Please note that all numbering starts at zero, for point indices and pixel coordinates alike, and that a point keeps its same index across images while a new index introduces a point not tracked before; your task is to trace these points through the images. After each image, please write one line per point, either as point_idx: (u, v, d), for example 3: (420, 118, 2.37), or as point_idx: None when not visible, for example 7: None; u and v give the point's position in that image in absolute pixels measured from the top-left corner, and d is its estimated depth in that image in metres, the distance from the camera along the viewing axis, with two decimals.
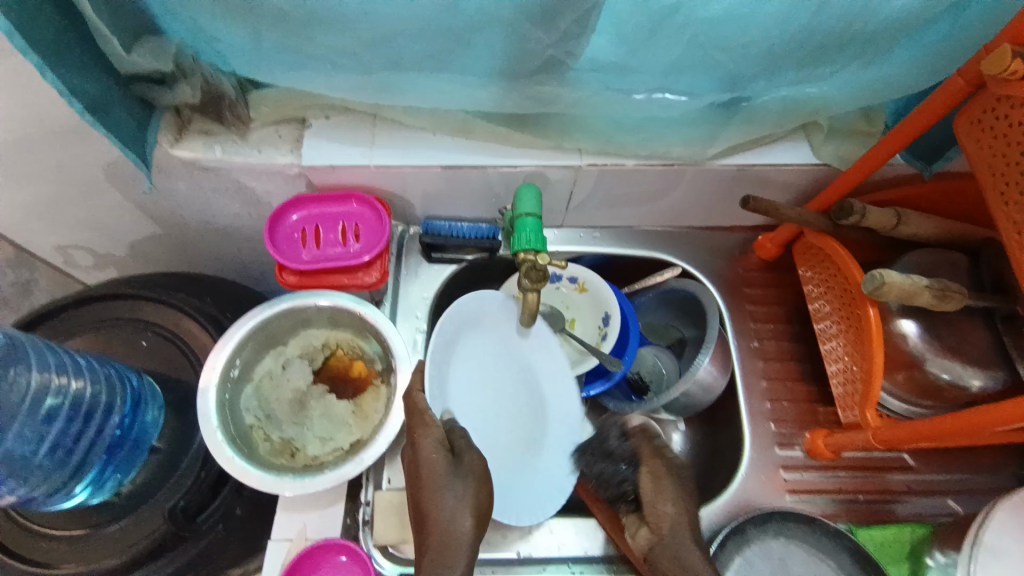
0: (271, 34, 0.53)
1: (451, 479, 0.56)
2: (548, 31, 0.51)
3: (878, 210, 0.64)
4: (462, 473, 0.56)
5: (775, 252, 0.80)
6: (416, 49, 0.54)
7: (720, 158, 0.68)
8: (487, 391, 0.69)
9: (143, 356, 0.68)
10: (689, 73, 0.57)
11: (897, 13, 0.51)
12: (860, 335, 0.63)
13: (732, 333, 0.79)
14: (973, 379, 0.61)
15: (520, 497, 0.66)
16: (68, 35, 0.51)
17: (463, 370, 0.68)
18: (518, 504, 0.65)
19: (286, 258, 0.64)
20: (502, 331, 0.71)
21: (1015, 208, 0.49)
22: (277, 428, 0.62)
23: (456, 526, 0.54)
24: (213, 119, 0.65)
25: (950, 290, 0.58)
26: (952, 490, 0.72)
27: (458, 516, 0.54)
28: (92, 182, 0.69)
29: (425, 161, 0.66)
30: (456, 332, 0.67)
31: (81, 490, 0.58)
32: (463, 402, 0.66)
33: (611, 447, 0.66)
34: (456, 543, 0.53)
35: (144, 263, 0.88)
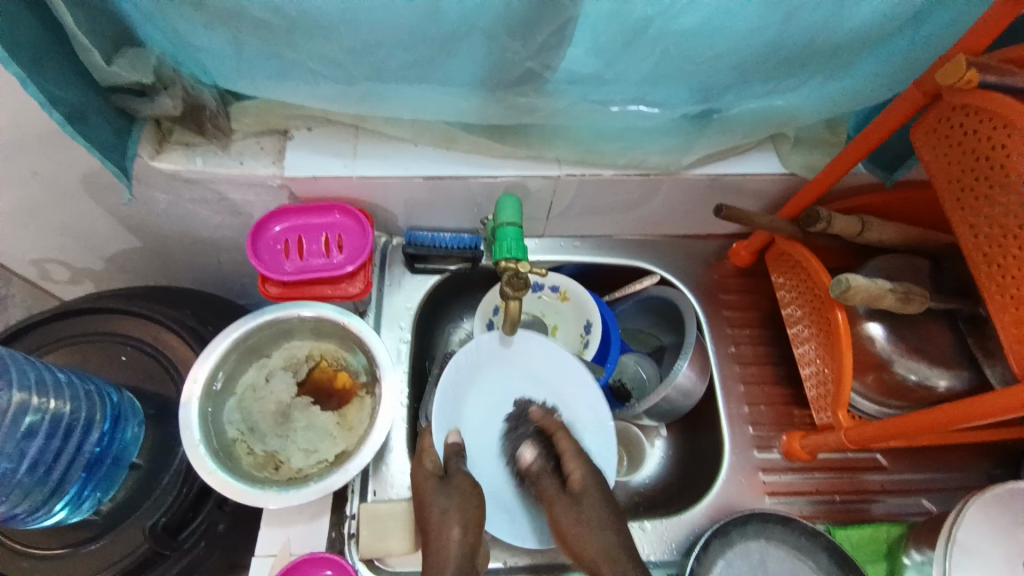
0: (253, 43, 0.54)
1: (441, 499, 0.57)
2: (526, 43, 0.53)
3: (844, 217, 0.67)
4: (451, 492, 0.58)
5: (749, 260, 0.84)
6: (398, 59, 0.55)
7: (694, 168, 0.70)
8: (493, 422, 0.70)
9: (121, 370, 0.66)
10: (663, 85, 0.59)
11: (855, 30, 0.54)
12: (831, 338, 0.65)
13: (710, 338, 0.81)
14: (939, 380, 0.64)
15: (522, 522, 0.66)
16: (46, 44, 0.50)
17: (472, 403, 0.70)
18: (517, 529, 0.65)
19: (269, 269, 0.64)
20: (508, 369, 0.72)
21: (971, 212, 0.52)
22: (260, 440, 0.61)
23: (444, 540, 0.54)
24: (194, 131, 0.65)
25: (912, 293, 0.61)
26: (923, 488, 0.75)
27: (445, 532, 0.55)
28: (69, 192, 0.68)
29: (407, 171, 0.67)
30: (465, 376, 0.71)
31: (60, 508, 0.57)
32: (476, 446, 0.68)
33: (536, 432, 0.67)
34: (445, 556, 0.53)
35: (121, 276, 0.87)
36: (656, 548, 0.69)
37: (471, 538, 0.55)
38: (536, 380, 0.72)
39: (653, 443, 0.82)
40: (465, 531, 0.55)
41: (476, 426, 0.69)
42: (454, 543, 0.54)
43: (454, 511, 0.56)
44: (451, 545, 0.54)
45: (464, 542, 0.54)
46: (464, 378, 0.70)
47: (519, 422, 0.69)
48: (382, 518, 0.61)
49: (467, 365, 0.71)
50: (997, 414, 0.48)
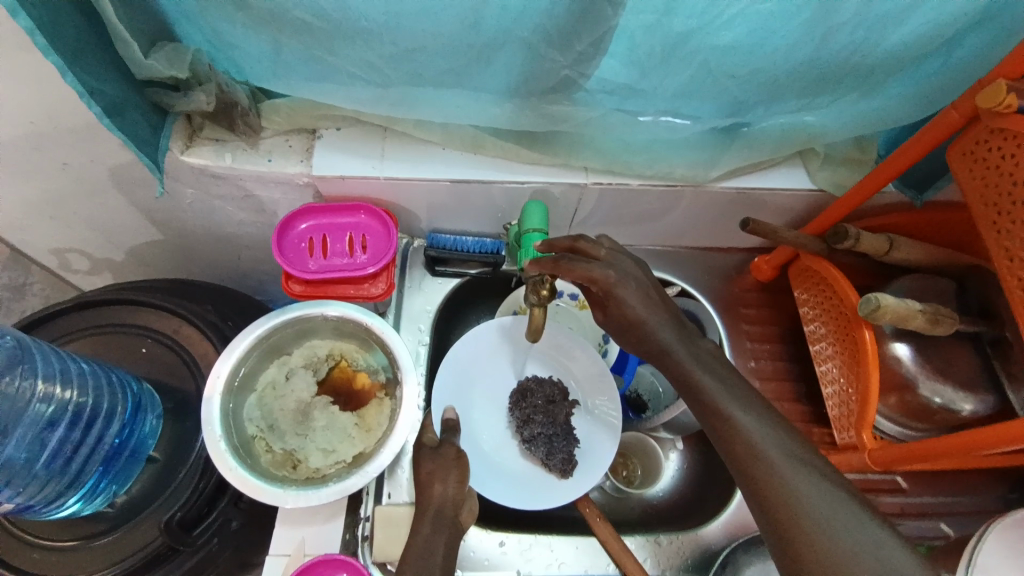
0: (293, 44, 0.54)
1: (428, 465, 0.58)
2: (565, 53, 0.53)
3: (871, 235, 0.66)
4: (437, 456, 0.58)
5: (771, 275, 0.82)
6: (436, 64, 0.55)
7: (721, 181, 0.70)
8: (490, 402, 0.74)
9: (142, 362, 0.66)
10: (697, 99, 0.59)
11: (895, 49, 0.53)
12: (856, 357, 0.64)
13: (730, 353, 0.81)
14: (963, 404, 0.63)
15: (509, 486, 0.68)
16: (89, 39, 0.51)
17: (475, 383, 0.74)
18: (502, 493, 0.67)
19: (292, 267, 0.65)
20: (507, 359, 0.76)
21: (1006, 236, 0.52)
22: (279, 439, 0.61)
23: (428, 494, 0.55)
24: (224, 127, 0.65)
25: (941, 314, 0.60)
26: (941, 511, 0.74)
27: (430, 489, 0.56)
28: (99, 185, 0.68)
29: (434, 174, 0.67)
30: (464, 363, 0.74)
31: (73, 501, 0.57)
32: (473, 428, 0.71)
33: (545, 400, 0.72)
34: (428, 506, 0.54)
35: (142, 268, 0.87)
36: (670, 564, 0.68)
37: (454, 493, 0.55)
38: (540, 366, 0.76)
39: (669, 456, 0.81)
40: (447, 486, 0.55)
41: (473, 404, 0.73)
42: (437, 497, 0.55)
43: (438, 470, 0.57)
44: (433, 499, 0.54)
45: (444, 496, 0.55)
46: (468, 364, 0.74)
47: (525, 397, 0.72)
48: (397, 521, 0.61)
49: (465, 353, 0.74)
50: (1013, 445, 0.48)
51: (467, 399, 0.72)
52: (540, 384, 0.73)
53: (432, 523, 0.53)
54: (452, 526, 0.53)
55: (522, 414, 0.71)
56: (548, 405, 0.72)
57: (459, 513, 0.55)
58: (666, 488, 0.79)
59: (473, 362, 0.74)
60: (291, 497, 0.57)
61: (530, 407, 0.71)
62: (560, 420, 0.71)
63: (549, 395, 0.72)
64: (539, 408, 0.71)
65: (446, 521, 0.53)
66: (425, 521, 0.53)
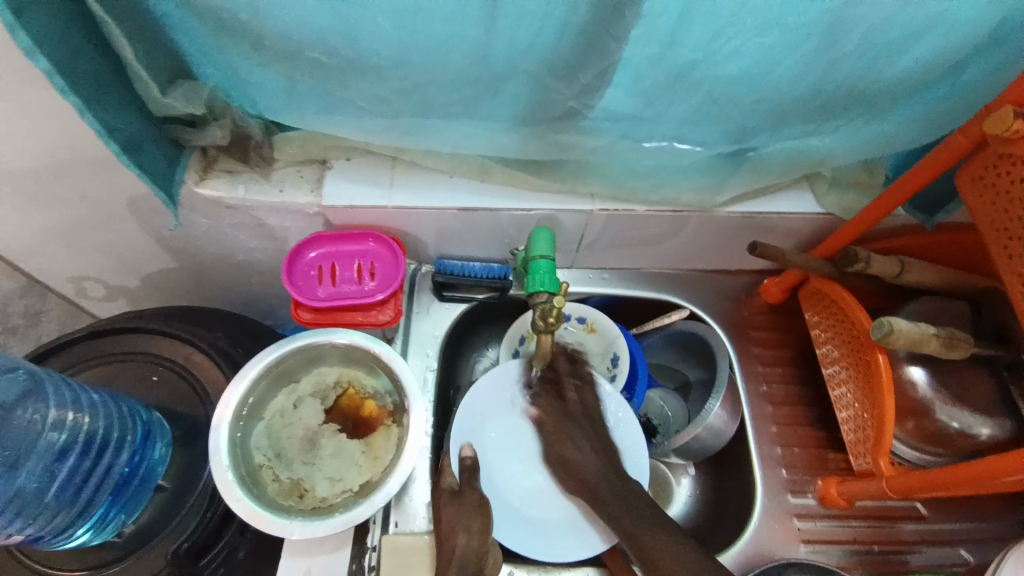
0: (305, 79, 0.55)
1: (449, 511, 0.61)
2: (569, 85, 0.54)
3: (882, 258, 0.66)
4: (457, 502, 0.62)
5: (780, 297, 0.82)
6: (443, 97, 0.56)
7: (728, 205, 0.70)
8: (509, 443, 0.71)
9: (153, 390, 0.67)
10: (703, 126, 0.60)
11: (900, 75, 0.54)
12: (871, 381, 0.63)
13: (742, 377, 0.79)
14: (981, 429, 0.62)
15: (531, 532, 0.67)
16: (108, 77, 0.53)
17: (491, 422, 0.72)
18: (528, 543, 0.66)
19: (302, 295, 0.65)
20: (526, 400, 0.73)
21: (1018, 261, 0.51)
22: (286, 468, 0.61)
23: (451, 545, 0.59)
24: (237, 159, 0.67)
25: (956, 337, 0.59)
26: (961, 539, 0.71)
27: (452, 540, 0.59)
28: (116, 216, 0.70)
29: (442, 203, 0.68)
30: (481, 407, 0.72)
31: (83, 532, 0.57)
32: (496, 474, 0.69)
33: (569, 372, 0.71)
34: (450, 560, 0.58)
35: (155, 295, 0.89)
36: None
37: (475, 544, 0.59)
38: None
39: (680, 482, 0.80)
40: (470, 537, 0.59)
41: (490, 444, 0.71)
42: (458, 548, 0.58)
43: (460, 520, 0.60)
44: (456, 550, 0.58)
45: (467, 546, 0.58)
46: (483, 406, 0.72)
47: (551, 371, 0.72)
48: (405, 551, 0.61)
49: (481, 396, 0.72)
50: (1019, 475, 0.48)
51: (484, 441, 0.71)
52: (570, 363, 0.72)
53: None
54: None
55: (540, 387, 0.72)
56: (579, 387, 0.71)
57: (481, 565, 0.58)
58: (679, 516, 0.78)
59: (490, 404, 0.72)
60: (298, 527, 0.57)
61: (553, 378, 0.72)
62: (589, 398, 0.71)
63: (578, 376, 0.72)
64: (566, 377, 0.71)
65: (468, 574, 0.57)
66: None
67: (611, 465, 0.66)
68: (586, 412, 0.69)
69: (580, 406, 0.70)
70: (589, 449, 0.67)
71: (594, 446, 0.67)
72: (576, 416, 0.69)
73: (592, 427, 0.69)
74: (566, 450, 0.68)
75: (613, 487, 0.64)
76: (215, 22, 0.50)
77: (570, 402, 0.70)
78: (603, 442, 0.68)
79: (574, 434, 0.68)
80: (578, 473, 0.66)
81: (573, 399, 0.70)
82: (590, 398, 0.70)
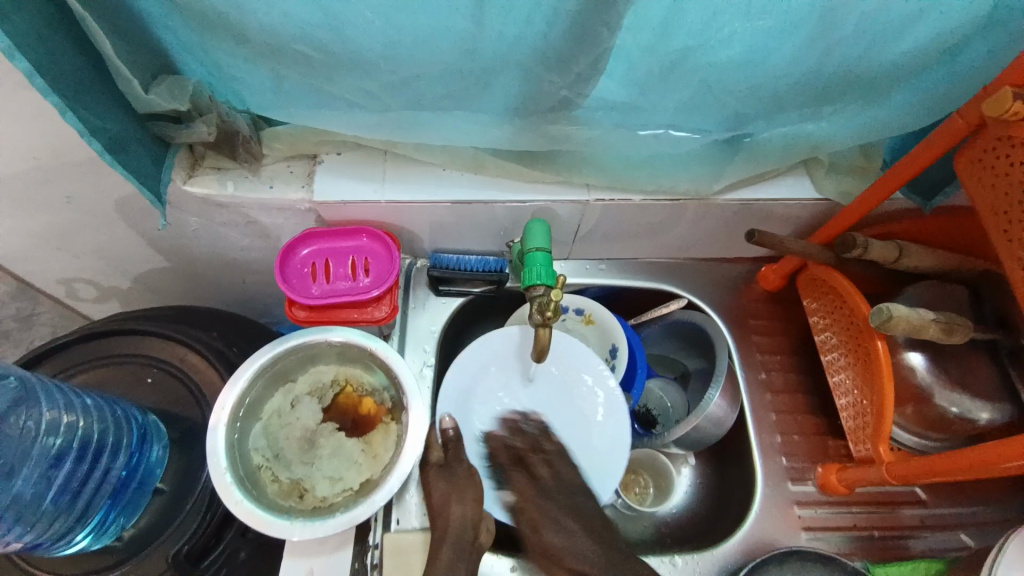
0: (293, 75, 0.54)
1: (442, 485, 0.62)
2: (563, 74, 0.53)
3: (880, 244, 0.65)
4: (448, 476, 0.62)
5: (778, 284, 0.81)
6: (434, 90, 0.55)
7: (725, 193, 0.69)
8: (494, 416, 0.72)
9: (148, 393, 0.66)
10: (699, 114, 0.59)
11: (898, 58, 0.53)
12: (870, 368, 0.63)
13: (741, 366, 0.79)
14: (980, 413, 0.62)
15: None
16: (89, 75, 0.51)
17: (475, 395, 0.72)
18: (520, 514, 0.66)
19: (296, 293, 0.64)
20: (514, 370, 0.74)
21: (1018, 245, 0.51)
22: (285, 468, 0.61)
23: (445, 519, 0.59)
24: (226, 156, 0.66)
25: (955, 323, 0.59)
26: (961, 524, 0.72)
27: (447, 511, 0.60)
28: (104, 217, 0.69)
29: (435, 197, 0.67)
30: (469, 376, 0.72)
31: (83, 536, 0.57)
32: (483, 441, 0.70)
33: (521, 442, 0.69)
34: (447, 531, 0.58)
35: (147, 295, 0.88)
36: None
37: (471, 514, 0.60)
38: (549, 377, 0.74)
39: (681, 471, 0.80)
40: (465, 506, 0.60)
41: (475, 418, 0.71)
42: (453, 518, 0.59)
43: (454, 492, 0.61)
44: (451, 521, 0.59)
45: (462, 517, 0.59)
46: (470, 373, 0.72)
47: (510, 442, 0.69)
48: (405, 547, 0.61)
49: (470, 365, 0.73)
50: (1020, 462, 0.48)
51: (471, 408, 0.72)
52: (520, 434, 0.69)
53: (453, 550, 0.57)
54: (471, 549, 0.58)
55: (506, 459, 0.68)
56: (530, 453, 0.68)
57: (477, 536, 0.59)
58: (678, 506, 0.78)
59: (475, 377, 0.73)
60: (298, 528, 0.56)
61: (515, 451, 0.68)
62: (548, 472, 0.66)
63: (532, 442, 0.69)
64: (524, 449, 0.68)
65: (465, 546, 0.58)
66: (445, 546, 0.57)
67: (595, 534, 0.59)
68: (563, 486, 0.64)
69: (555, 481, 0.65)
70: (576, 530, 0.60)
71: (578, 525, 0.60)
72: (553, 493, 0.63)
73: (574, 499, 0.63)
74: (547, 535, 0.60)
75: (615, 569, 0.56)
76: (197, 18, 0.48)
77: (550, 477, 0.65)
78: (587, 518, 0.61)
79: (555, 515, 0.61)
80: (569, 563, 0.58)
81: (548, 475, 0.65)
82: (567, 472, 0.66)
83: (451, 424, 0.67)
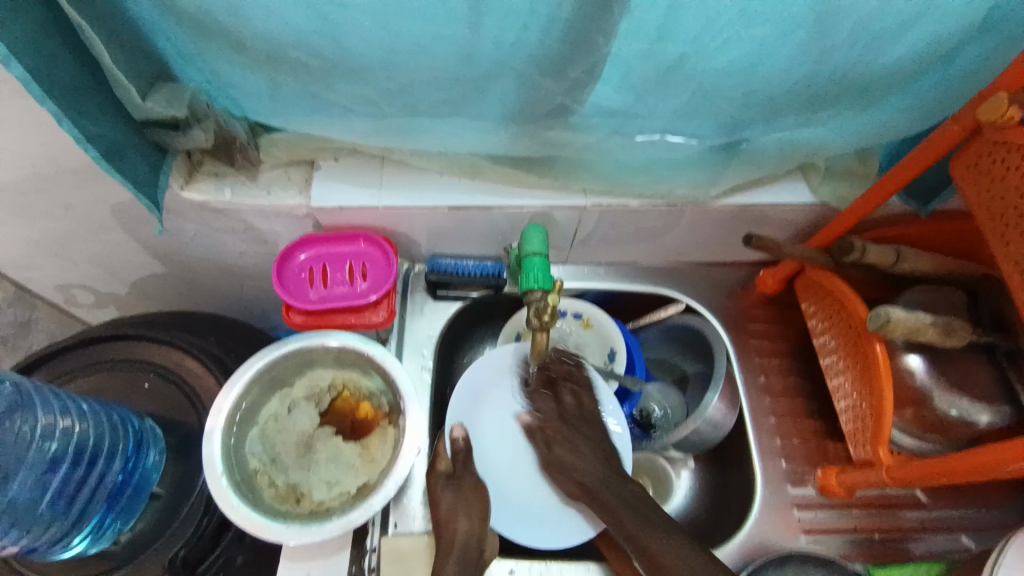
0: (289, 82, 0.54)
1: (448, 496, 0.63)
2: (558, 79, 0.53)
3: (878, 247, 0.65)
4: (455, 487, 0.63)
5: (776, 288, 0.81)
6: (430, 97, 0.55)
7: (722, 198, 0.69)
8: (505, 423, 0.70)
9: (145, 398, 0.66)
10: (695, 119, 0.59)
11: (893, 63, 0.53)
12: (868, 371, 0.63)
13: (739, 370, 0.79)
14: (980, 416, 0.62)
15: (527, 518, 0.66)
16: (86, 82, 0.51)
17: (485, 403, 0.71)
18: (524, 530, 0.66)
19: (293, 298, 0.64)
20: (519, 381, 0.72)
21: (1016, 249, 0.51)
22: (282, 473, 0.60)
23: (452, 530, 0.61)
24: (224, 162, 0.66)
25: (954, 326, 0.59)
26: (961, 526, 0.71)
27: (453, 524, 0.61)
28: (102, 223, 0.69)
29: (432, 202, 0.67)
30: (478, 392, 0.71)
31: (78, 541, 0.57)
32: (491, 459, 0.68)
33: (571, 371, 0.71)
34: (453, 545, 0.59)
35: (146, 301, 0.88)
36: None
37: (476, 530, 0.61)
38: None
39: (680, 474, 0.79)
40: (471, 522, 0.61)
41: (486, 426, 0.70)
42: (460, 533, 0.60)
43: (460, 506, 0.62)
44: (458, 534, 0.60)
45: (468, 532, 0.61)
46: (477, 389, 0.71)
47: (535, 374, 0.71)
48: (405, 554, 0.62)
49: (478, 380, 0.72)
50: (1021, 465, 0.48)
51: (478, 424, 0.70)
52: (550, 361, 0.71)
53: (459, 564, 0.58)
54: (474, 564, 0.59)
55: (535, 386, 0.70)
56: (564, 381, 0.70)
57: (480, 550, 0.61)
58: (679, 509, 0.78)
59: (487, 384, 0.72)
60: (294, 533, 0.56)
61: (548, 382, 0.70)
62: (568, 400, 0.69)
63: (565, 371, 0.71)
64: (563, 378, 0.70)
65: (470, 560, 0.59)
66: (451, 560, 0.58)
67: (608, 462, 0.64)
68: (584, 416, 0.67)
69: (578, 410, 0.68)
70: (588, 451, 0.64)
71: (594, 452, 0.64)
72: (576, 422, 0.67)
73: (592, 428, 0.66)
74: (565, 457, 0.65)
75: (618, 491, 0.61)
76: (194, 27, 0.49)
77: (573, 404, 0.68)
78: (604, 445, 0.65)
79: (572, 438, 0.66)
80: (577, 478, 0.64)
81: (570, 402, 0.68)
82: (588, 401, 0.69)
83: (461, 434, 0.67)
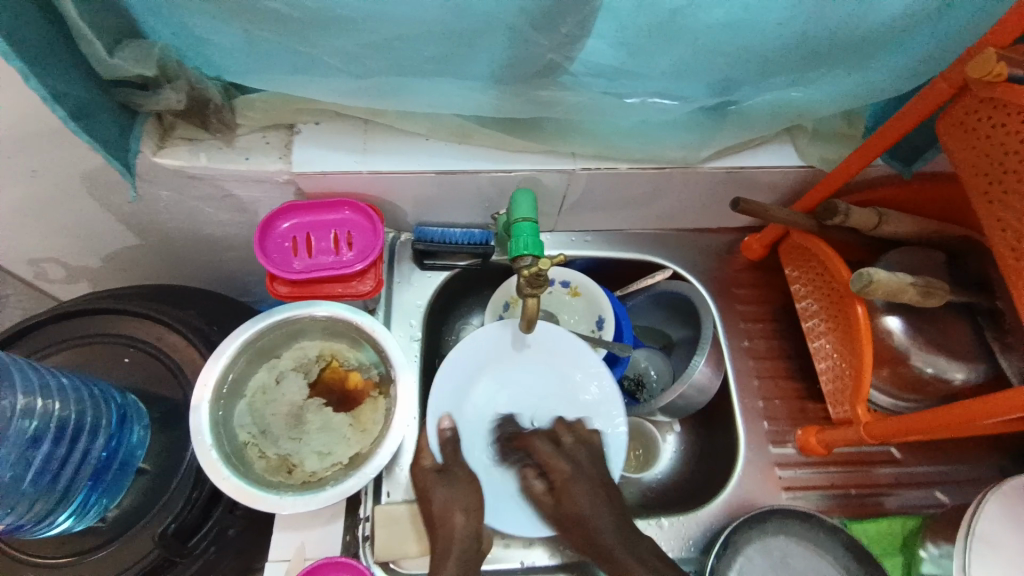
0: (268, 36, 0.52)
1: (442, 491, 0.61)
2: (550, 35, 0.51)
3: (860, 210, 0.66)
4: (449, 482, 0.62)
5: (761, 253, 0.82)
6: (420, 53, 0.53)
7: (710, 161, 0.69)
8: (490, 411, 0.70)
9: (126, 372, 0.65)
10: (686, 79, 0.58)
11: (885, 19, 0.52)
12: (849, 333, 0.65)
13: (723, 333, 0.81)
14: (956, 373, 0.64)
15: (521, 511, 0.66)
16: (48, 36, 0.48)
17: (471, 393, 0.71)
18: (521, 524, 0.65)
19: (277, 267, 0.63)
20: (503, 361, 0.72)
21: (998, 206, 0.51)
22: (273, 444, 0.60)
23: (449, 526, 0.59)
24: (197, 126, 0.63)
25: (933, 286, 0.60)
26: (935, 481, 0.74)
27: (450, 521, 0.59)
28: (70, 191, 0.66)
29: (417, 165, 0.65)
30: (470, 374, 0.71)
31: (64, 518, 0.55)
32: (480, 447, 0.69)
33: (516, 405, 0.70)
34: (452, 544, 0.58)
35: (120, 274, 0.85)
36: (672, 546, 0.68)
37: (473, 524, 0.60)
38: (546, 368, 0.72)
39: (666, 438, 0.82)
40: (467, 516, 0.60)
41: (472, 414, 0.70)
42: (458, 528, 0.59)
43: (456, 500, 0.61)
44: (456, 533, 0.58)
45: (465, 526, 0.59)
46: (467, 370, 0.71)
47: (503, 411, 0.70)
48: (398, 521, 0.62)
49: (465, 365, 0.71)
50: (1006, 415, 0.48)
51: (464, 408, 0.70)
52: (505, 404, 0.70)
53: (457, 566, 0.56)
54: (474, 559, 0.58)
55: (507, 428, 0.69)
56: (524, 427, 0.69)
57: (481, 544, 0.60)
58: (663, 472, 0.80)
59: (471, 369, 0.71)
60: (289, 502, 0.56)
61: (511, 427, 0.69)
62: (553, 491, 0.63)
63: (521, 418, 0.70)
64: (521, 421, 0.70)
65: (471, 555, 0.57)
66: (449, 562, 0.56)
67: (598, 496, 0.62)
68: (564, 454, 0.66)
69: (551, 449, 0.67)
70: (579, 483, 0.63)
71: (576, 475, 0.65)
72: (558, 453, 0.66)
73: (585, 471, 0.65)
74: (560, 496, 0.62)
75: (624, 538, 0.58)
76: None
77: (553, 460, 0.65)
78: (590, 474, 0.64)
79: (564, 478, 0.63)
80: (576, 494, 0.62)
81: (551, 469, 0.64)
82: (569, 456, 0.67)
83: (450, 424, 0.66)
